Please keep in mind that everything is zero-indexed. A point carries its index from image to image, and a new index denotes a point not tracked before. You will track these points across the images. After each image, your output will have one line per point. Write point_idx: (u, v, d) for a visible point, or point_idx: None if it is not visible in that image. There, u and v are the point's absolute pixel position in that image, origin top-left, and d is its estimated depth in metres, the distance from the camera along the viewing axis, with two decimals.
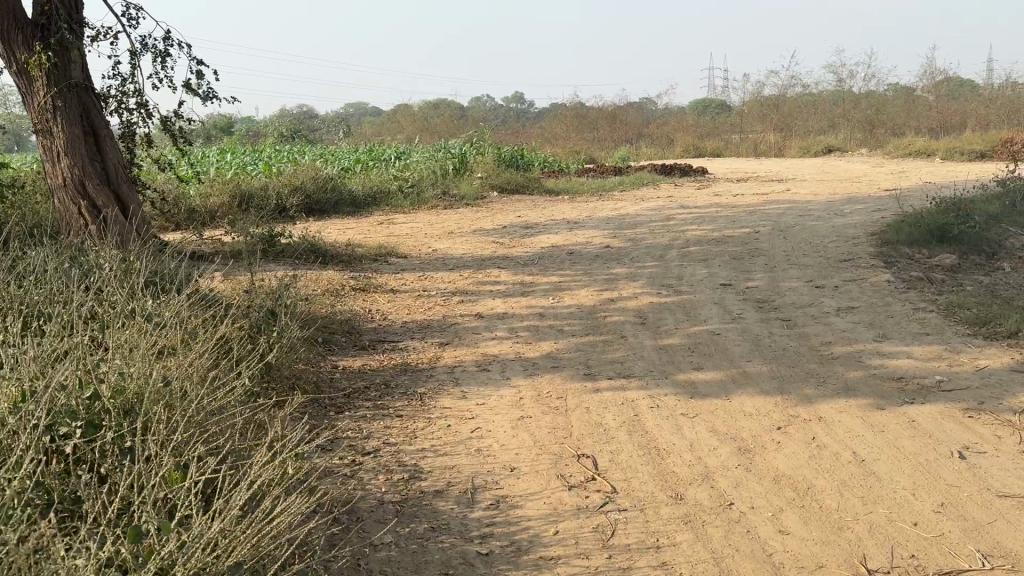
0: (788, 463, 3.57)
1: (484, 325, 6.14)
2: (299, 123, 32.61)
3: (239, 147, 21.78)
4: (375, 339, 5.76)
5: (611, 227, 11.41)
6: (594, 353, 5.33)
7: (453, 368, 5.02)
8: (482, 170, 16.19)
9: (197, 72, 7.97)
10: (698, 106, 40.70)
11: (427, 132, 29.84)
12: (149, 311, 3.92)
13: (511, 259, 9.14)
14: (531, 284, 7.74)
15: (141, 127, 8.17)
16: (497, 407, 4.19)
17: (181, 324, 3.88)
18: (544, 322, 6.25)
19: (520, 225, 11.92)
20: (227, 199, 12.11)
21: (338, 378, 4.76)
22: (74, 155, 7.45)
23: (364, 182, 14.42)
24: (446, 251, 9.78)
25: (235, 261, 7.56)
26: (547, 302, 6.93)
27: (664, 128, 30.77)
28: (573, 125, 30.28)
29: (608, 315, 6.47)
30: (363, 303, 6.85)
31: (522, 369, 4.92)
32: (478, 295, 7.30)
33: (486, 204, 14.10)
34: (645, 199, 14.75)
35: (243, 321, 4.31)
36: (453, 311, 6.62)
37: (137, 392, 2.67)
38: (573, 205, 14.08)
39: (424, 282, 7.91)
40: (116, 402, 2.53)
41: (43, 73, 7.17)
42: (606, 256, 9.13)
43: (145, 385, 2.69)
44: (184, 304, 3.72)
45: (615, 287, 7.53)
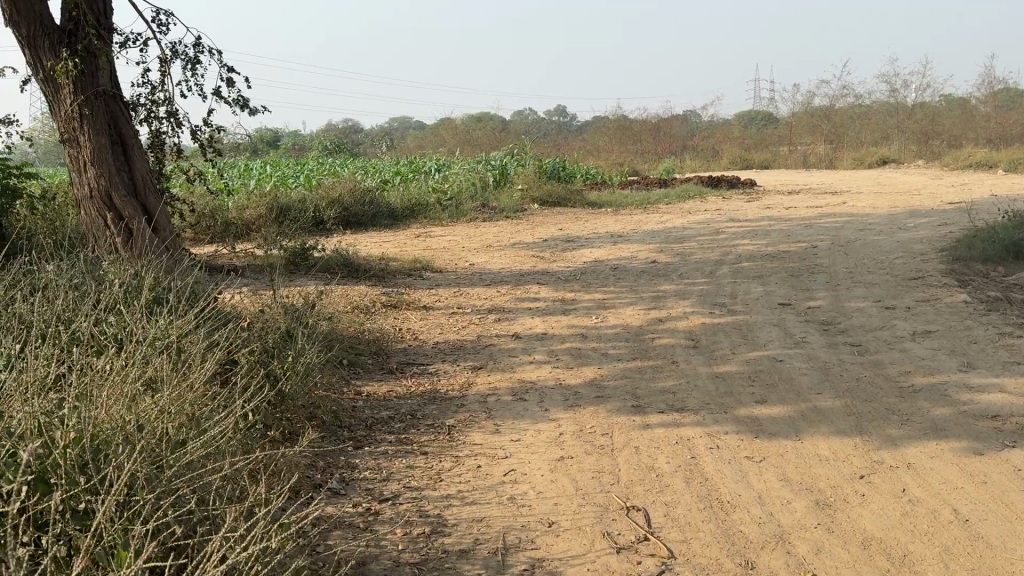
0: (878, 525, 3.02)
1: (522, 347, 5.67)
2: (341, 137, 32.72)
3: (281, 161, 21.75)
4: (404, 362, 5.33)
5: (656, 241, 10.88)
6: (643, 381, 4.82)
7: (487, 396, 4.56)
8: (523, 181, 15.79)
9: (228, 79, 7.69)
10: (743, 119, 39.93)
11: (469, 145, 29.68)
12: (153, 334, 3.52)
13: (551, 274, 8.68)
14: (573, 301, 7.27)
15: (171, 138, 7.90)
16: (533, 444, 3.70)
17: (187, 348, 3.47)
18: (586, 344, 5.75)
19: (561, 238, 11.45)
20: (263, 211, 11.88)
21: (359, 407, 4.31)
22: (100, 166, 7.15)
23: (402, 194, 14.14)
24: (483, 265, 9.36)
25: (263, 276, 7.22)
26: (589, 322, 6.43)
27: (710, 140, 30.11)
28: (616, 137, 29.80)
29: (656, 337, 5.95)
30: (394, 321, 6.44)
31: (562, 399, 4.43)
32: (516, 313, 6.84)
33: (527, 217, 13.68)
34: (692, 212, 14.18)
35: (258, 344, 3.89)
36: (489, 331, 6.17)
37: (109, 433, 2.26)
38: (617, 218, 13.57)
39: (460, 298, 7.49)
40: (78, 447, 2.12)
41: (69, 80, 6.90)
42: (652, 272, 8.60)
43: (115, 427, 2.29)
44: (190, 326, 3.30)
45: (663, 305, 7.00)
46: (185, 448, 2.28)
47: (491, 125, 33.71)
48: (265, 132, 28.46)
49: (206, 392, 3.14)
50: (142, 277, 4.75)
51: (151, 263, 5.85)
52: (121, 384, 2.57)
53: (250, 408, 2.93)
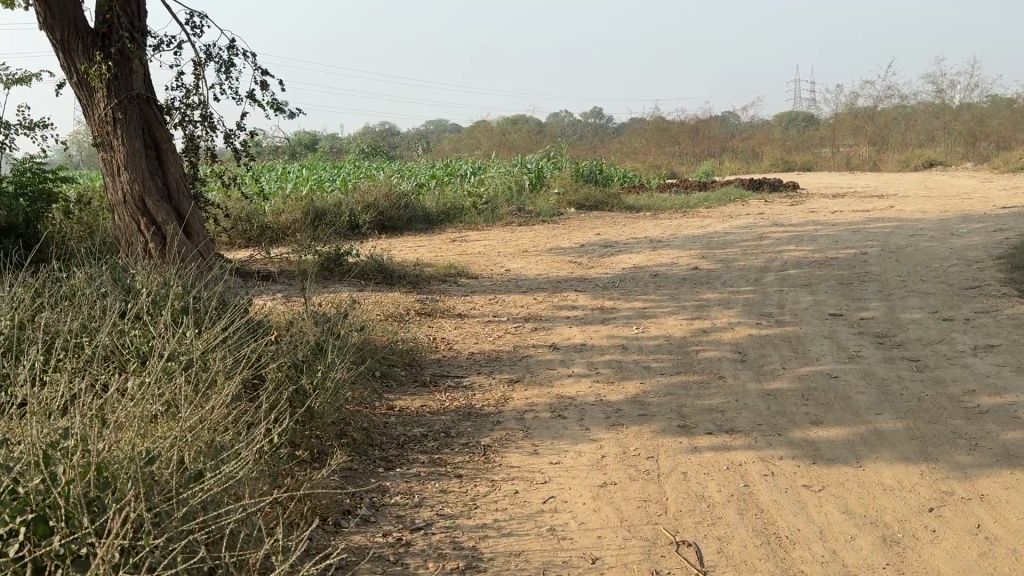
0: (954, 568, 2.76)
1: (560, 359, 5.46)
2: (378, 140, 32.82)
3: (318, 164, 21.83)
4: (437, 374, 5.14)
5: (697, 247, 10.58)
6: (688, 399, 4.57)
7: (524, 413, 4.35)
8: (559, 185, 15.58)
9: (262, 82, 7.61)
10: (782, 120, 39.25)
11: (505, 147, 29.55)
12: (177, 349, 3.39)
13: (589, 281, 8.45)
14: (612, 310, 7.03)
15: (206, 143, 7.86)
16: (574, 469, 3.49)
17: (211, 364, 3.34)
18: (627, 356, 5.52)
19: (599, 243, 11.21)
20: (299, 215, 11.83)
21: (391, 423, 4.13)
22: (133, 171, 7.11)
23: (437, 198, 14.01)
24: (519, 271, 9.16)
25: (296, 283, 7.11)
26: (630, 332, 6.19)
27: (749, 142, 29.58)
28: (653, 140, 29.43)
29: (700, 349, 5.69)
30: (428, 330, 6.27)
31: (603, 418, 4.21)
32: (553, 322, 6.63)
33: (564, 221, 13.46)
34: (733, 216, 13.83)
35: (287, 358, 3.74)
36: (526, 341, 5.97)
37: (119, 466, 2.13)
38: (656, 223, 13.29)
39: (495, 306, 7.30)
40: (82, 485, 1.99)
41: (103, 84, 6.87)
42: (694, 280, 8.33)
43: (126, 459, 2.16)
44: (213, 342, 3.16)
45: (707, 315, 6.73)
46: (197, 483, 2.13)
47: (527, 127, 33.56)
48: (304, 136, 28.68)
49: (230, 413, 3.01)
50: (171, 285, 4.64)
51: (183, 271, 5.77)
52: (136, 410, 2.44)
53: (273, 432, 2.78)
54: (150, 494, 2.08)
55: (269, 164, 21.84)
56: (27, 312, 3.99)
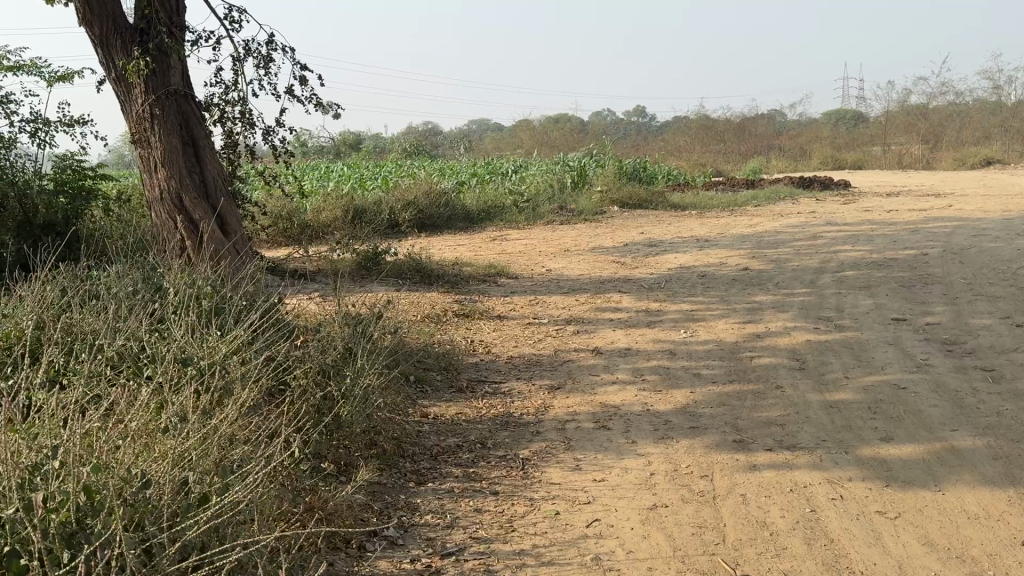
0: None
1: (604, 364, 5.17)
2: (420, 139, 32.79)
3: (360, 163, 21.81)
4: (474, 380, 4.88)
5: (746, 247, 10.17)
6: (743, 412, 4.25)
7: (566, 422, 4.08)
8: (602, 183, 15.24)
9: (300, 77, 7.42)
10: (831, 117, 38.29)
11: (547, 146, 29.24)
12: (197, 352, 3.18)
13: (633, 282, 8.12)
14: (658, 312, 6.71)
15: (244, 140, 7.70)
16: (621, 488, 3.21)
17: (231, 369, 3.13)
18: (676, 362, 5.20)
19: (643, 243, 10.86)
20: (338, 213, 11.70)
21: (425, 433, 3.88)
22: (170, 167, 6.98)
23: (478, 196, 13.78)
24: (561, 271, 8.88)
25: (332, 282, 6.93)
26: (678, 336, 5.87)
27: (797, 140, 28.84)
28: (697, 138, 28.87)
29: (754, 356, 5.35)
30: (465, 332, 6.02)
31: (651, 430, 3.91)
32: (596, 325, 6.34)
33: (607, 219, 13.14)
34: (782, 216, 13.36)
35: (316, 362, 3.51)
36: (568, 345, 5.69)
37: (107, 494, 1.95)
38: (702, 222, 12.87)
39: (536, 307, 7.03)
40: (64, 519, 1.82)
41: (141, 79, 6.77)
42: (744, 281, 7.95)
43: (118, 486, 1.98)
44: (233, 348, 2.94)
45: (759, 320, 6.37)
46: (190, 516, 1.95)
47: (569, 125, 33.22)
48: (346, 135, 28.73)
49: (247, 423, 2.80)
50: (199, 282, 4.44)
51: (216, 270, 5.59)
52: (136, 426, 2.25)
53: (288, 446, 2.56)
54: (138, 529, 1.91)
55: (310, 164, 21.88)
56: (52, 309, 3.85)
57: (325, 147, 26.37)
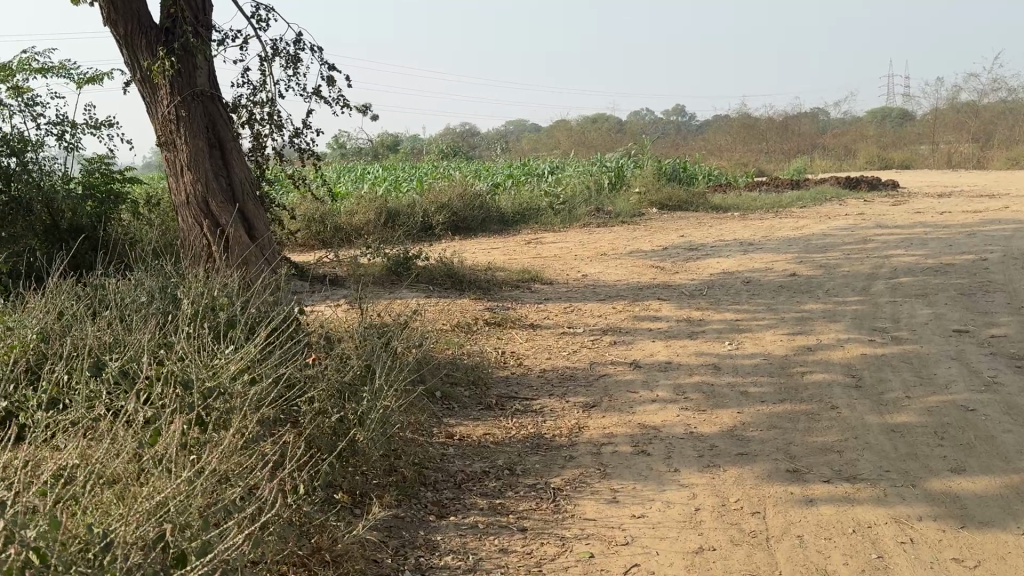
0: None
1: (643, 379, 4.86)
2: (457, 141, 32.67)
3: (396, 164, 21.71)
4: (503, 396, 4.59)
5: (791, 251, 9.74)
6: (796, 436, 3.90)
7: (602, 445, 3.78)
8: (640, 184, 14.87)
9: (328, 77, 7.20)
10: (876, 115, 37.32)
11: (585, 146, 28.87)
12: (200, 374, 2.93)
13: (674, 288, 7.77)
14: (700, 322, 6.35)
15: (272, 143, 7.51)
16: (663, 527, 2.91)
17: (237, 393, 2.89)
18: (721, 377, 4.86)
19: (684, 246, 10.48)
20: (371, 215, 11.52)
21: (449, 456, 3.60)
22: (197, 170, 6.80)
23: (513, 198, 13.51)
24: (598, 276, 8.57)
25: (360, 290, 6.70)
26: (723, 348, 5.52)
27: (842, 139, 28.08)
28: (738, 138, 28.28)
29: (806, 372, 4.99)
30: (496, 342, 5.74)
31: (696, 457, 3.59)
32: (634, 335, 6.02)
33: (646, 222, 12.77)
34: (829, 219, 12.85)
35: (331, 382, 3.24)
36: (604, 357, 5.38)
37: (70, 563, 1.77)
38: (744, 224, 12.43)
39: (571, 315, 6.72)
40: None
41: (166, 80, 6.62)
42: (791, 288, 7.55)
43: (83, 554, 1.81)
44: (238, 377, 2.70)
45: (809, 332, 5.98)
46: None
47: (607, 126, 32.81)
48: (385, 138, 28.70)
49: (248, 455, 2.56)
50: (214, 293, 4.22)
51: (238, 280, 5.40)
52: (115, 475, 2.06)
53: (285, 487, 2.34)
54: None
55: (346, 166, 21.82)
56: (60, 321, 3.67)
57: (362, 149, 26.36)
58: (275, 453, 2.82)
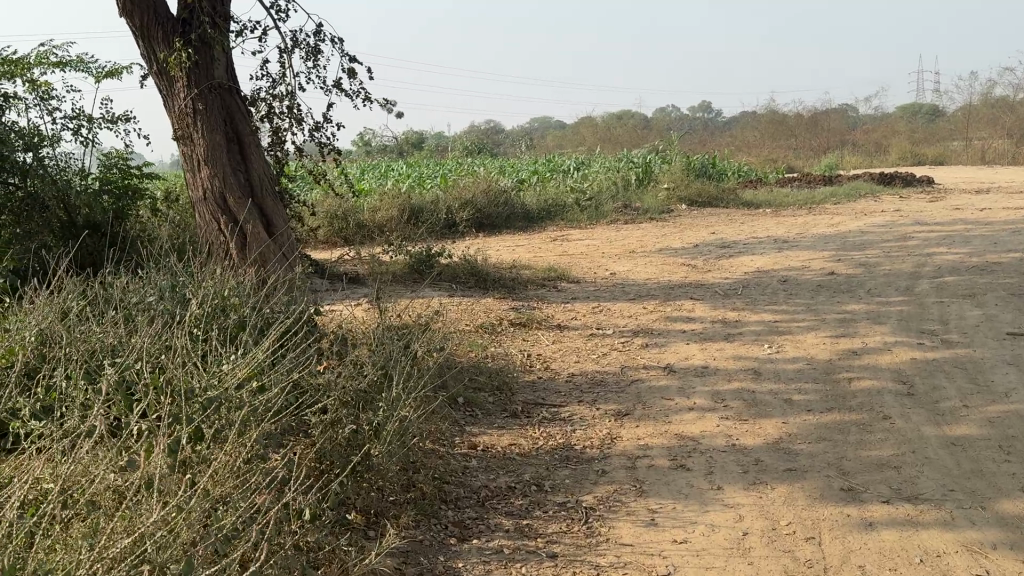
0: None
1: (678, 384, 4.58)
2: (481, 137, 32.45)
3: (421, 161, 21.53)
4: (528, 402, 4.31)
5: (828, 250, 9.36)
6: (848, 450, 3.60)
7: (637, 457, 3.51)
8: (669, 179, 14.53)
9: (349, 70, 6.96)
10: (908, 110, 36.54)
11: (611, 143, 28.51)
12: (202, 385, 2.70)
13: (706, 287, 7.46)
14: (736, 323, 6.04)
15: (290, 137, 7.29)
16: (708, 555, 2.64)
17: (241, 405, 2.65)
18: (762, 384, 4.56)
19: (715, 243, 10.14)
20: (394, 212, 11.32)
21: (471, 470, 3.33)
22: (214, 165, 6.60)
23: (539, 194, 13.24)
24: (626, 275, 8.28)
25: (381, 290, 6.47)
26: (762, 352, 5.22)
27: (874, 134, 27.47)
28: (767, 134, 27.79)
29: (853, 379, 4.68)
30: (522, 344, 5.49)
31: (740, 473, 3.31)
32: (667, 336, 5.73)
33: (674, 218, 12.44)
34: (865, 216, 12.43)
35: (345, 390, 2.99)
36: (637, 360, 5.10)
37: None
38: (778, 222, 12.04)
39: (599, 316, 6.43)
40: None
41: (183, 73, 6.42)
42: (831, 288, 7.22)
43: None
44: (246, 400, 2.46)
45: (853, 335, 5.65)
46: None
47: (633, 122, 32.44)
48: (410, 135, 28.56)
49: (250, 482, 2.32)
50: (224, 293, 3.99)
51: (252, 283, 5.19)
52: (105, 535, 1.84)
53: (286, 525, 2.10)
54: None
55: (370, 163, 21.67)
56: (61, 324, 3.47)
57: (386, 146, 26.21)
58: (282, 472, 2.58)
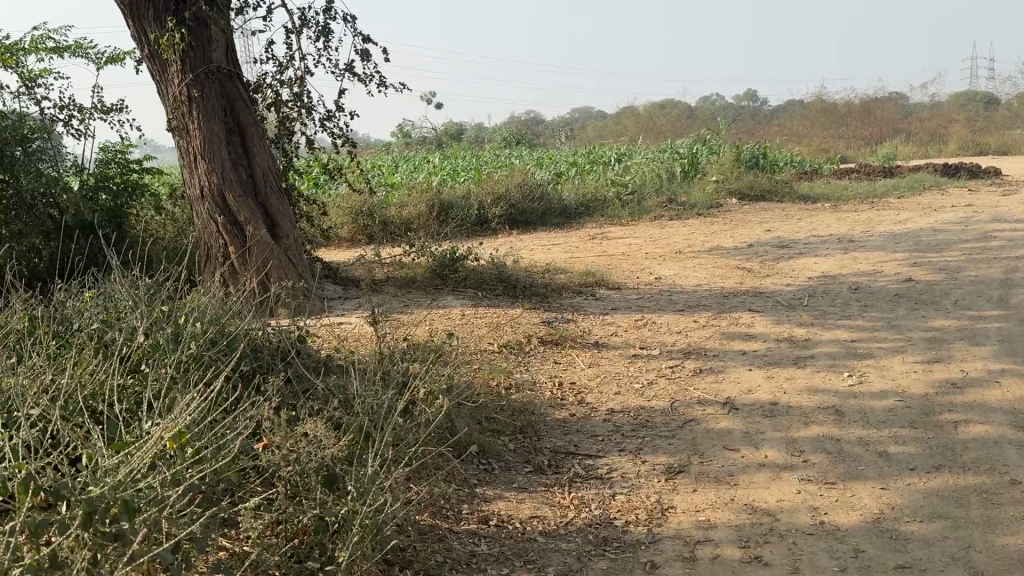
0: None
1: (743, 427, 3.75)
2: (519, 128, 31.56)
3: (456, 154, 20.81)
4: (556, 449, 3.50)
5: (899, 251, 8.39)
6: (977, 533, 2.76)
7: (698, 540, 2.72)
8: (717, 172, 13.60)
9: (363, 51, 6.20)
10: (966, 96, 34.91)
11: (654, 133, 27.53)
12: (92, 473, 1.91)
13: (766, 296, 6.59)
14: (806, 343, 5.18)
15: (301, 128, 6.58)
16: None
17: (140, 509, 1.85)
18: (847, 431, 3.70)
19: (771, 243, 9.23)
20: (423, 207, 10.57)
21: (478, 559, 2.56)
22: (212, 159, 5.87)
23: (577, 187, 12.39)
24: (673, 279, 7.43)
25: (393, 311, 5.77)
26: (841, 384, 4.38)
27: (932, 122, 26.08)
28: (817, 123, 26.54)
29: (962, 423, 3.81)
30: (554, 368, 4.69)
31: (835, 573, 2.52)
32: (724, 358, 4.90)
33: (724, 214, 11.52)
34: (935, 211, 11.36)
35: (298, 472, 2.20)
36: (690, 390, 4.27)
37: None
38: (838, 218, 11.03)
39: (644, 331, 5.60)
40: None
41: (177, 56, 5.71)
42: (913, 300, 6.32)
43: None
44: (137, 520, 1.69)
45: (948, 360, 4.75)
46: None
47: (677, 112, 31.33)
48: (447, 126, 27.83)
49: None
50: (181, 321, 3.24)
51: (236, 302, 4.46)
52: None
53: None
54: None
55: (404, 155, 21.01)
56: None
57: (423, 138, 25.66)
58: None
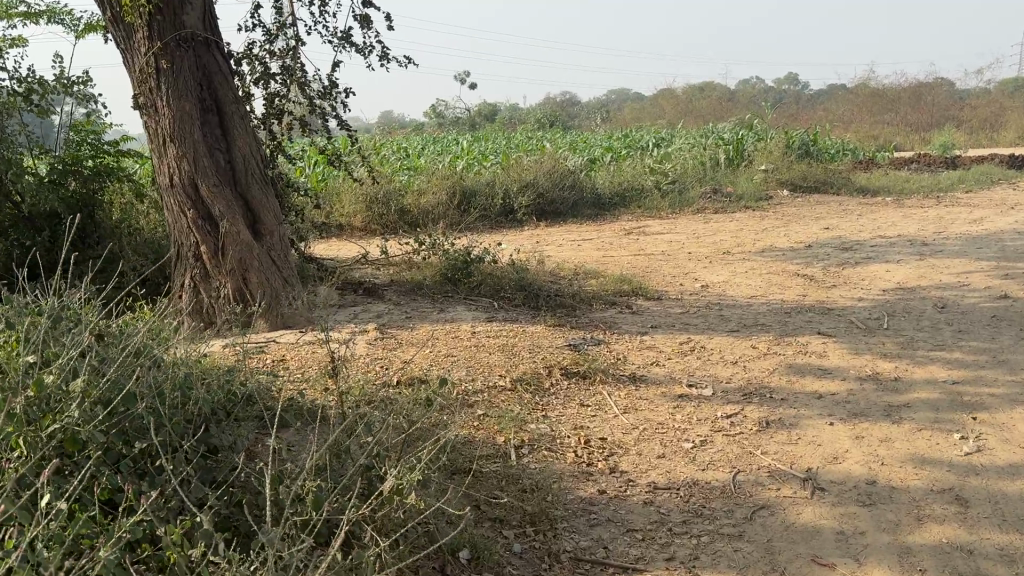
0: None
1: (835, 524, 2.75)
2: (553, 109, 30.46)
3: (487, 136, 19.87)
4: (577, 556, 2.56)
5: (982, 258, 7.26)
6: None
7: None
8: (765, 160, 12.45)
9: (363, 15, 5.23)
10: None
11: (694, 117, 26.28)
12: None
13: (836, 314, 5.54)
14: (897, 384, 4.15)
15: (293, 107, 5.67)
16: None
17: None
18: (980, 536, 2.69)
19: (832, 244, 8.14)
20: (442, 194, 9.62)
21: None
22: (184, 143, 4.95)
23: (612, 174, 11.34)
24: (723, 288, 6.38)
25: (390, 328, 4.85)
26: (955, 451, 3.35)
27: (992, 108, 24.50)
28: (866, 107, 25.07)
29: None
30: (581, 415, 3.72)
31: None
32: (796, 404, 3.88)
33: (774, 208, 10.40)
34: (1012, 209, 10.12)
35: None
36: (757, 457, 3.27)
37: None
38: (903, 214, 9.87)
39: (692, 360, 4.59)
40: None
41: (143, 19, 4.75)
42: (1016, 325, 5.23)
43: None
44: None
45: None
46: None
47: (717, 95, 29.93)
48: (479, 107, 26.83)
49: None
50: (59, 372, 2.30)
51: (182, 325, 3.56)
52: None
53: None
54: None
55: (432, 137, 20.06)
56: None
57: (457, 118, 24.73)
58: None
